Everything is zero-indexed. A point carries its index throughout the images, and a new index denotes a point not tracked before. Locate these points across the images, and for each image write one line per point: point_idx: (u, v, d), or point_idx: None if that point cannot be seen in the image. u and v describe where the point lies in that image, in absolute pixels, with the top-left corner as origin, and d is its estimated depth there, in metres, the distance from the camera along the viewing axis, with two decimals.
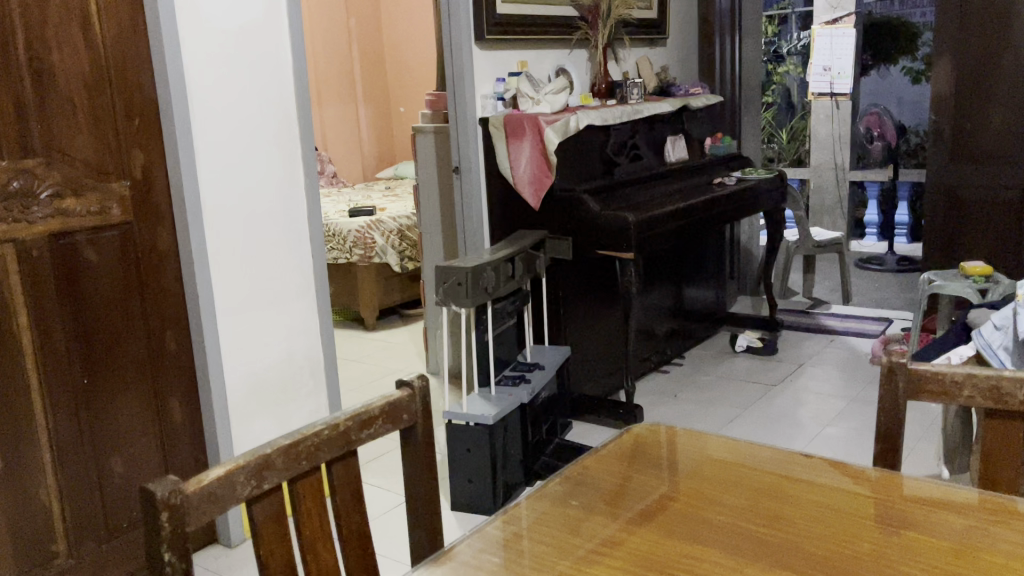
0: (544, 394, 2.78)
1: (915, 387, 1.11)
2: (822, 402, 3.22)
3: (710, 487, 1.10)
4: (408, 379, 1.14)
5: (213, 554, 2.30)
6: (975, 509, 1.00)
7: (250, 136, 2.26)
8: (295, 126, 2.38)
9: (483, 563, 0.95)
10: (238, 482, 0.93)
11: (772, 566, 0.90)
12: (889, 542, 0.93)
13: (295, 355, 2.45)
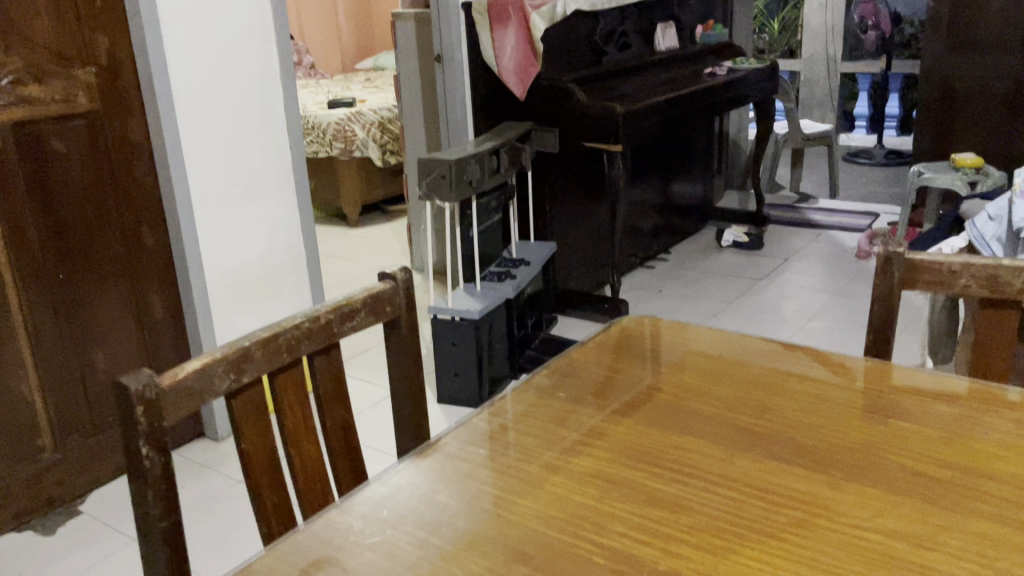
0: (529, 290, 2.76)
1: (911, 277, 1.09)
2: (806, 296, 3.23)
3: (698, 378, 1.09)
4: (390, 271, 1.10)
5: (200, 447, 2.31)
6: (964, 398, 0.99)
7: (220, 21, 2.14)
8: (268, 10, 2.26)
9: (469, 455, 0.94)
10: (216, 375, 0.90)
11: (762, 456, 0.90)
12: (879, 432, 0.93)
13: (277, 249, 2.40)
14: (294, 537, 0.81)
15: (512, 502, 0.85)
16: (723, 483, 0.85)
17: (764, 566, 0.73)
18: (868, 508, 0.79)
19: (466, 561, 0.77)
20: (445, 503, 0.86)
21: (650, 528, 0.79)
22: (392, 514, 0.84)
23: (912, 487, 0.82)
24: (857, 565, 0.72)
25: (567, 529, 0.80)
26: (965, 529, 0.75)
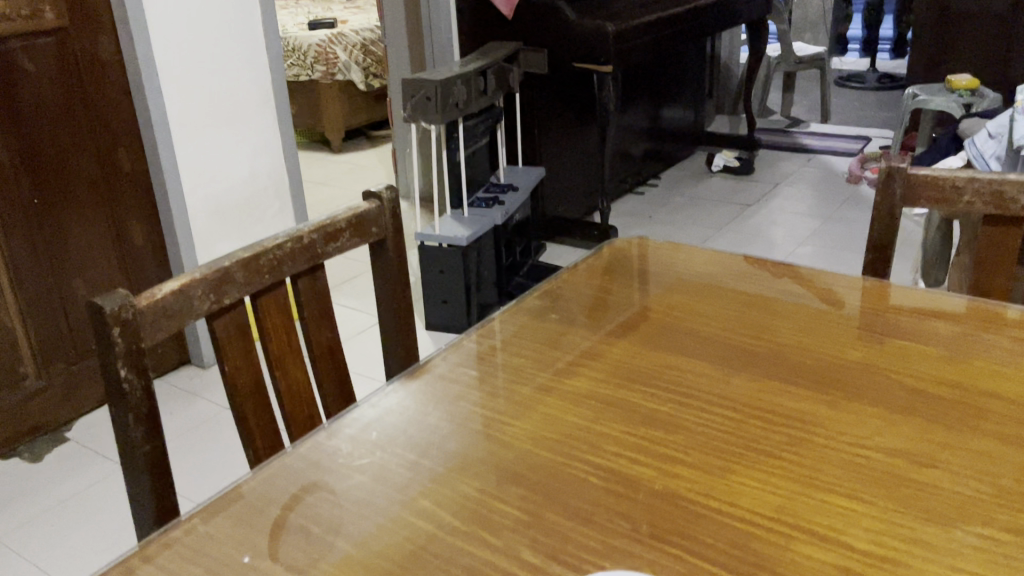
0: (517, 216, 2.72)
1: (914, 194, 1.06)
2: (797, 221, 3.21)
3: (693, 299, 1.06)
4: (375, 191, 1.06)
5: (187, 374, 2.29)
6: (964, 317, 0.97)
7: None
8: None
9: (460, 377, 0.92)
10: (196, 297, 0.86)
11: (759, 376, 0.88)
12: (878, 351, 0.91)
13: (259, 174, 2.34)
14: (280, 460, 0.79)
15: (504, 424, 0.83)
16: (720, 403, 0.83)
17: (764, 484, 0.71)
18: (869, 427, 0.77)
19: (457, 482, 0.75)
20: (436, 425, 0.83)
21: (645, 447, 0.78)
22: (381, 437, 0.82)
23: (912, 405, 0.80)
24: (858, 482, 0.70)
25: (561, 450, 0.78)
26: (966, 447, 0.73)
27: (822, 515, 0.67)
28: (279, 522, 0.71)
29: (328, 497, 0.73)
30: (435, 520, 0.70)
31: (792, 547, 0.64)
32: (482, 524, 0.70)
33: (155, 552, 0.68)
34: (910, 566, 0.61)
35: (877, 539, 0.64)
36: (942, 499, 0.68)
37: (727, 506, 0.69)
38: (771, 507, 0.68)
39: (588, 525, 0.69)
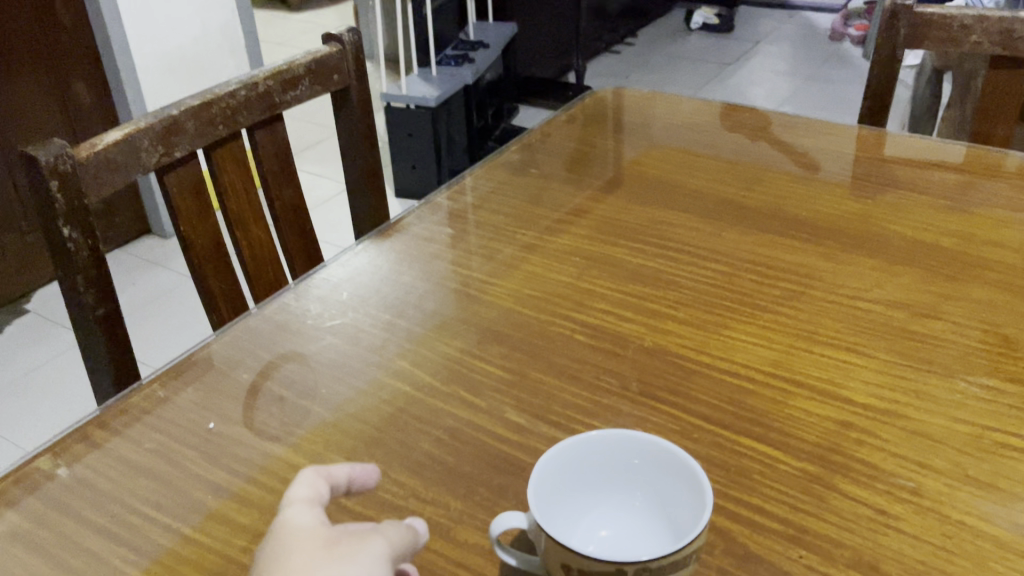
0: (488, 76, 2.60)
1: (917, 35, 0.99)
2: (776, 81, 3.11)
3: (681, 152, 1.00)
4: (336, 34, 0.97)
5: (149, 244, 2.21)
6: (966, 166, 0.92)
7: None
8: None
9: (435, 235, 0.86)
10: (142, 149, 0.78)
11: (751, 229, 0.83)
12: (876, 202, 0.86)
13: (211, 30, 2.21)
14: (246, 321, 0.73)
15: (484, 282, 0.78)
16: (712, 258, 0.79)
17: (760, 339, 0.68)
18: (868, 279, 0.73)
19: (436, 343, 0.70)
20: (411, 284, 0.78)
21: (633, 304, 0.73)
22: (353, 297, 0.77)
23: (914, 257, 0.76)
24: (857, 335, 0.67)
25: (544, 307, 0.74)
26: (970, 297, 0.70)
27: (820, 369, 0.64)
28: (247, 386, 0.66)
29: (300, 360, 0.69)
30: (414, 382, 0.66)
31: (791, 401, 0.61)
32: (462, 385, 0.66)
33: (112, 418, 0.63)
34: (912, 418, 0.59)
35: (877, 391, 0.61)
36: (945, 350, 0.64)
37: (720, 361, 0.66)
38: (768, 362, 0.65)
39: (576, 384, 0.65)
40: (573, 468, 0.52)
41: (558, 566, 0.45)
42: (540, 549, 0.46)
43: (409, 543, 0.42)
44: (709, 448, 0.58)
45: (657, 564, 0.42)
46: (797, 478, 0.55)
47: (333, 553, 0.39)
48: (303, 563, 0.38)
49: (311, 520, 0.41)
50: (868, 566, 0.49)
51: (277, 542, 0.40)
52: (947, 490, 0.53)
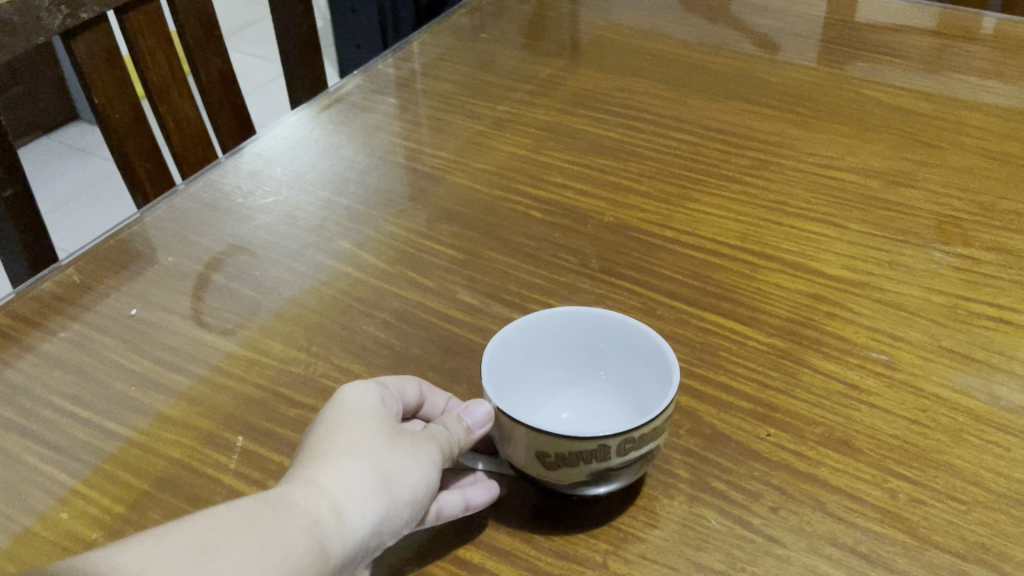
0: None
1: None
2: None
3: (641, 15, 0.93)
4: None
5: (78, 131, 2.08)
6: (939, 27, 0.87)
7: None
8: None
9: (377, 106, 0.79)
10: (43, 9, 0.69)
11: (716, 96, 0.78)
12: (847, 66, 0.81)
13: None
14: (170, 201, 0.67)
15: (432, 156, 0.72)
16: (673, 126, 0.74)
17: (727, 212, 0.63)
18: (840, 146, 0.69)
19: (380, 220, 0.65)
20: (351, 158, 0.72)
21: (593, 178, 0.68)
22: (286, 173, 0.71)
23: (887, 122, 0.72)
24: (827, 205, 0.63)
25: (496, 182, 0.69)
26: (944, 163, 0.66)
27: (788, 240, 0.60)
28: (185, 274, 0.61)
29: (235, 243, 0.63)
30: (358, 262, 0.61)
31: (760, 275, 0.58)
32: (410, 265, 0.61)
33: (24, 308, 0.57)
34: (885, 290, 0.56)
35: (850, 263, 0.58)
36: (919, 219, 0.61)
37: (683, 236, 0.62)
38: (735, 236, 0.61)
39: (530, 261, 0.61)
40: (525, 350, 0.48)
41: (527, 452, 0.41)
42: (503, 438, 0.42)
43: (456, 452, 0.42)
44: (674, 325, 0.54)
45: (640, 433, 0.40)
46: (764, 355, 0.52)
47: (390, 436, 0.40)
48: (368, 437, 0.39)
49: (378, 401, 0.41)
50: (841, 442, 0.46)
51: (338, 410, 0.40)
52: (920, 362, 0.50)
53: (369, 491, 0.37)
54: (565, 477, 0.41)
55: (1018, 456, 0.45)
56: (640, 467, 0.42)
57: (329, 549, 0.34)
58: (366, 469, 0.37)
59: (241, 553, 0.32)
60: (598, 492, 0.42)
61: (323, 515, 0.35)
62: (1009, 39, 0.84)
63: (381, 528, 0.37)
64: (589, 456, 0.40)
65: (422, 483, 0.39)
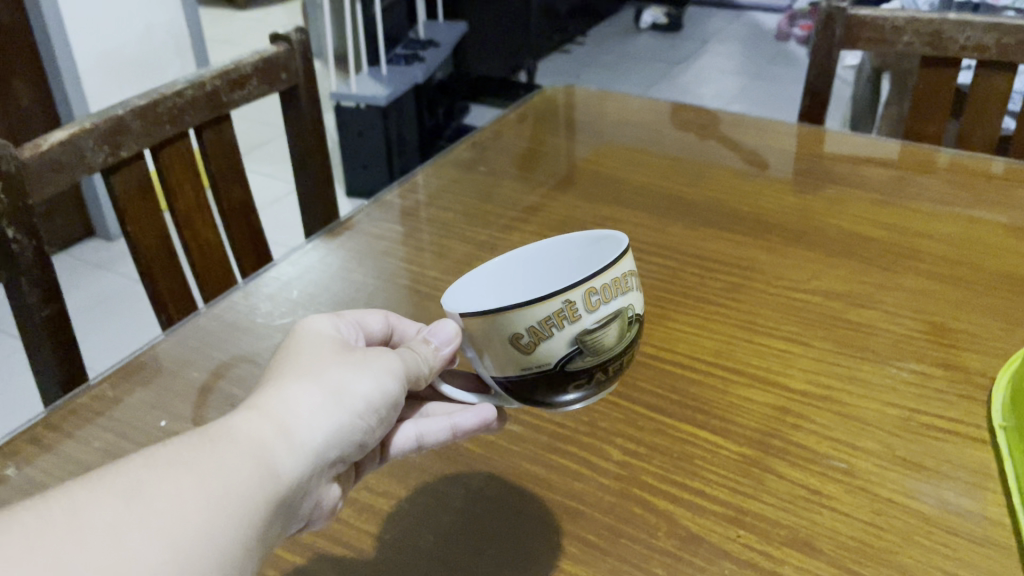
0: (438, 74, 2.62)
1: (851, 36, 1.04)
2: (724, 81, 3.24)
3: (625, 147, 1.02)
4: (283, 34, 0.97)
5: (93, 247, 2.18)
6: (898, 162, 0.96)
7: None
8: None
9: (385, 233, 0.87)
10: (88, 149, 0.77)
11: (693, 224, 0.85)
12: (813, 196, 0.89)
13: (156, 28, 2.24)
14: (195, 320, 0.74)
15: (435, 280, 0.79)
16: (657, 253, 0.81)
17: (702, 332, 0.70)
18: (807, 271, 0.76)
19: None
20: (362, 281, 0.79)
21: None
22: (302, 295, 0.77)
23: (848, 248, 0.79)
24: (793, 326, 0.69)
25: None
26: (900, 287, 0.73)
27: (758, 357, 0.66)
28: (196, 384, 0.66)
29: (248, 355, 0.69)
30: None
31: (731, 388, 0.63)
32: None
33: (58, 417, 0.63)
34: (844, 403, 0.61)
35: (812, 378, 0.64)
36: (878, 338, 0.67)
37: (664, 352, 0.68)
38: (710, 353, 0.67)
39: None
40: (526, 269, 0.57)
41: (506, 340, 0.49)
42: (479, 339, 0.50)
43: (427, 367, 0.51)
44: (654, 435, 0.60)
45: (600, 281, 0.48)
46: (735, 462, 0.57)
47: (343, 358, 0.48)
48: (318, 363, 0.47)
49: (326, 338, 0.50)
50: (803, 542, 0.51)
51: (294, 348, 0.48)
52: (877, 470, 0.56)
53: (315, 410, 0.45)
54: (552, 350, 0.49)
55: (962, 555, 0.50)
56: (616, 327, 0.50)
57: (279, 460, 0.42)
58: (315, 385, 0.45)
59: (188, 470, 0.38)
60: (588, 364, 0.50)
61: (269, 437, 0.42)
62: (963, 171, 0.93)
63: (337, 436, 0.45)
64: (559, 317, 0.48)
65: (375, 391, 0.47)
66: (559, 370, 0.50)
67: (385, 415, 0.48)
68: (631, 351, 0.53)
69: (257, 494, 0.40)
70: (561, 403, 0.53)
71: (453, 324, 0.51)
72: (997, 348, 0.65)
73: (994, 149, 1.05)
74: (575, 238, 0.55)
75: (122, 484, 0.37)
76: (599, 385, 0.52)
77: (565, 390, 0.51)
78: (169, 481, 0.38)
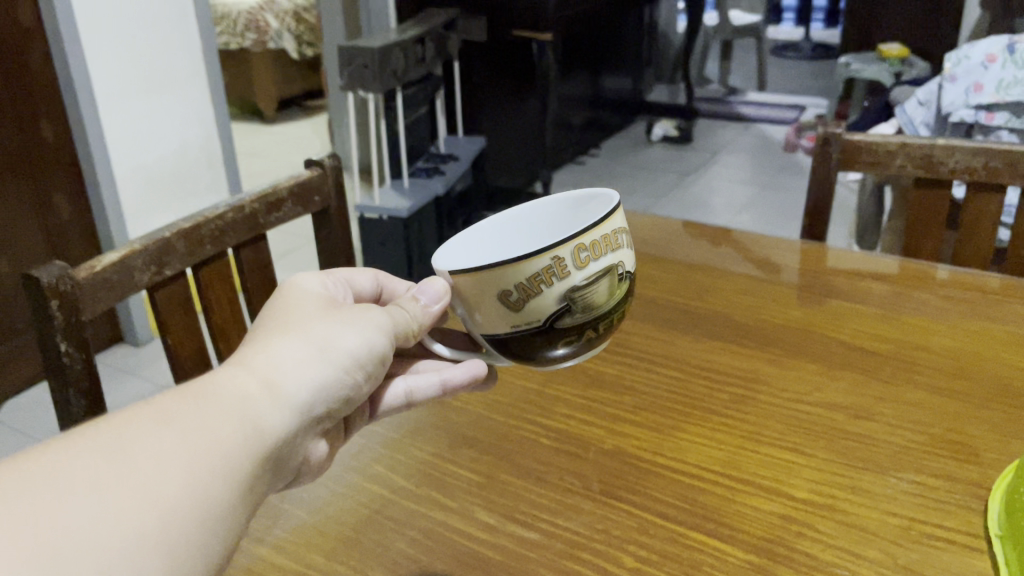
0: (458, 186, 2.73)
1: (848, 158, 1.11)
2: (735, 190, 3.35)
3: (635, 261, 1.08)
4: (318, 159, 1.05)
5: (121, 353, 2.25)
6: (896, 277, 1.00)
7: None
8: None
9: None
10: (136, 268, 0.83)
11: (701, 337, 0.90)
12: (813, 309, 0.94)
13: (189, 146, 2.35)
14: None
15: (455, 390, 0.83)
16: (669, 365, 0.85)
17: (710, 441, 0.73)
18: (809, 384, 0.80)
19: (410, 447, 0.75)
20: None
21: (594, 408, 0.79)
22: None
23: (849, 361, 0.83)
24: (797, 437, 0.73)
25: (512, 413, 0.79)
26: (900, 399, 0.77)
27: (764, 467, 0.69)
28: None
29: None
30: (390, 485, 0.71)
31: (738, 497, 0.66)
32: (435, 487, 0.70)
33: None
34: (846, 512, 0.64)
35: (815, 487, 0.67)
36: (879, 450, 0.70)
37: (673, 462, 0.71)
38: (717, 462, 0.70)
39: (542, 484, 0.70)
40: (539, 218, 0.68)
41: (500, 296, 0.59)
42: (475, 297, 0.60)
43: (417, 323, 0.62)
44: (664, 543, 0.62)
45: (588, 241, 0.57)
46: (741, 569, 0.59)
47: (325, 319, 0.57)
48: (304, 326, 0.56)
49: (312, 301, 0.60)
50: None
51: (281, 314, 0.57)
52: None
53: (301, 365, 0.53)
54: (545, 300, 0.58)
55: None
56: (603, 281, 0.59)
57: (263, 411, 0.48)
58: (303, 342, 0.54)
59: (182, 420, 0.44)
60: (578, 314, 0.60)
61: (255, 393, 0.49)
62: (959, 285, 0.97)
63: (322, 387, 0.53)
64: (549, 273, 0.57)
65: (361, 345, 0.57)
66: (550, 320, 0.60)
67: (369, 367, 0.58)
68: (616, 303, 0.62)
69: (249, 442, 0.46)
70: (552, 356, 0.63)
71: (442, 281, 0.61)
72: (993, 461, 0.68)
73: (989, 263, 1.10)
74: (565, 197, 0.67)
75: (115, 439, 0.41)
76: (586, 341, 0.62)
77: (554, 343, 0.62)
78: (165, 431, 0.43)
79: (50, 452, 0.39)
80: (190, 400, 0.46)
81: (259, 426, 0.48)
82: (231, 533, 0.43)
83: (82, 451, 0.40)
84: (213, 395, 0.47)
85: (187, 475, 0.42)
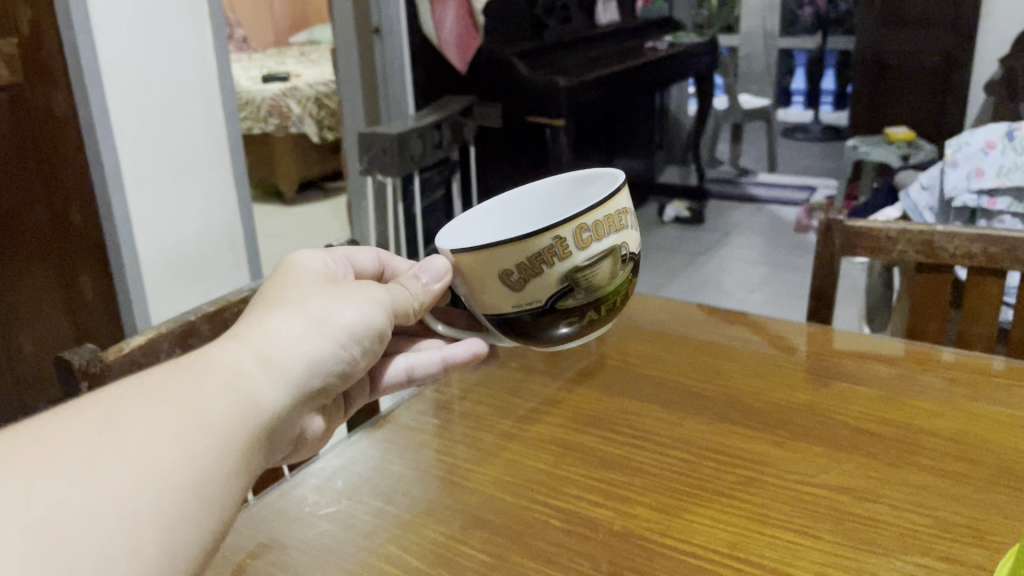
0: None
1: (851, 243, 1.14)
2: (747, 270, 3.38)
3: (644, 342, 1.10)
4: None
5: None
6: (902, 360, 1.02)
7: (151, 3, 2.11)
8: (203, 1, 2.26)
9: (423, 426, 0.94)
10: (163, 351, 0.87)
11: (710, 420, 0.91)
12: (819, 390, 0.96)
13: (212, 228, 2.41)
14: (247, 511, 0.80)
15: (467, 470, 0.85)
16: (676, 447, 0.87)
17: (715, 522, 0.75)
18: (814, 466, 0.81)
19: (423, 527, 0.77)
20: (401, 472, 0.86)
21: (603, 489, 0.81)
22: (346, 485, 0.84)
23: (854, 443, 0.85)
24: (802, 519, 0.74)
25: (522, 493, 0.81)
26: (903, 481, 0.78)
27: (770, 548, 0.71)
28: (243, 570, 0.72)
29: (295, 542, 0.76)
30: (403, 565, 0.72)
31: None
32: (447, 567, 0.72)
33: None
34: None
35: (819, 568, 0.68)
36: (883, 532, 0.71)
37: (680, 543, 0.72)
38: (724, 543, 0.72)
39: (552, 565, 0.71)
40: (541, 203, 0.81)
41: (502, 275, 0.69)
42: (485, 276, 0.70)
43: (416, 303, 0.73)
44: None
45: (589, 222, 0.67)
46: None
47: (320, 294, 0.67)
48: (302, 302, 0.65)
49: (311, 276, 0.69)
50: None
51: (281, 291, 0.66)
52: None
53: (297, 340, 0.62)
54: (551, 275, 0.68)
55: None
56: (604, 259, 0.69)
57: (260, 383, 0.57)
58: (296, 315, 0.63)
59: (189, 387, 0.53)
60: (582, 289, 0.70)
61: (254, 365, 0.58)
62: (965, 368, 0.99)
63: (315, 359, 0.63)
64: (553, 252, 0.67)
65: (351, 321, 0.67)
66: (553, 295, 0.70)
67: (362, 337, 0.68)
68: (617, 283, 0.72)
69: (244, 411, 0.55)
70: (556, 330, 0.73)
71: (442, 260, 0.73)
72: (997, 545, 0.69)
73: (994, 345, 1.12)
74: (561, 182, 0.80)
75: (125, 403, 0.50)
76: (584, 317, 0.73)
77: (557, 318, 0.72)
78: (172, 397, 0.51)
79: (75, 413, 0.48)
80: (195, 371, 0.54)
81: (253, 388, 0.56)
82: (231, 487, 0.52)
83: (95, 415, 0.48)
84: (211, 363, 0.56)
85: (186, 440, 0.50)
